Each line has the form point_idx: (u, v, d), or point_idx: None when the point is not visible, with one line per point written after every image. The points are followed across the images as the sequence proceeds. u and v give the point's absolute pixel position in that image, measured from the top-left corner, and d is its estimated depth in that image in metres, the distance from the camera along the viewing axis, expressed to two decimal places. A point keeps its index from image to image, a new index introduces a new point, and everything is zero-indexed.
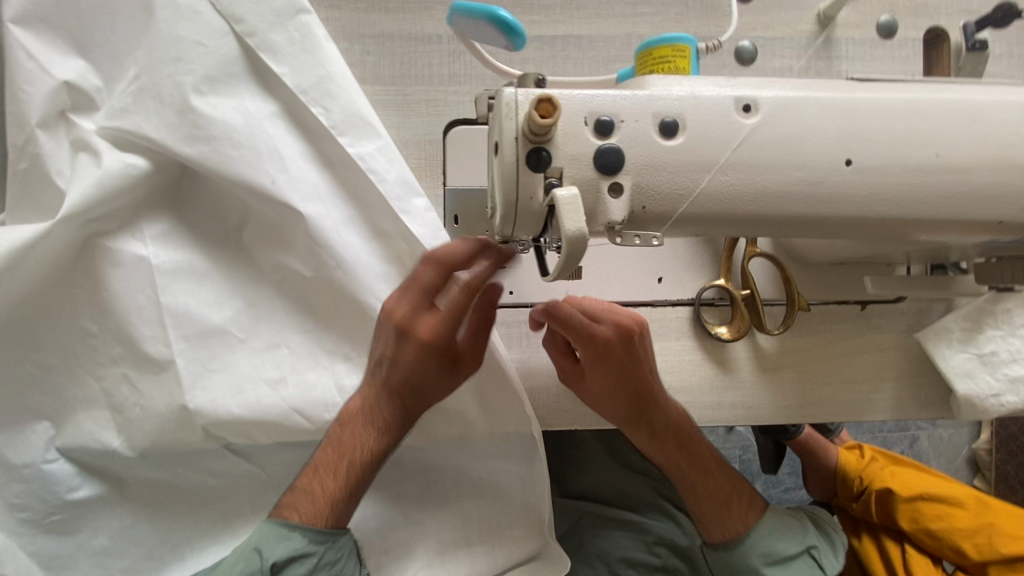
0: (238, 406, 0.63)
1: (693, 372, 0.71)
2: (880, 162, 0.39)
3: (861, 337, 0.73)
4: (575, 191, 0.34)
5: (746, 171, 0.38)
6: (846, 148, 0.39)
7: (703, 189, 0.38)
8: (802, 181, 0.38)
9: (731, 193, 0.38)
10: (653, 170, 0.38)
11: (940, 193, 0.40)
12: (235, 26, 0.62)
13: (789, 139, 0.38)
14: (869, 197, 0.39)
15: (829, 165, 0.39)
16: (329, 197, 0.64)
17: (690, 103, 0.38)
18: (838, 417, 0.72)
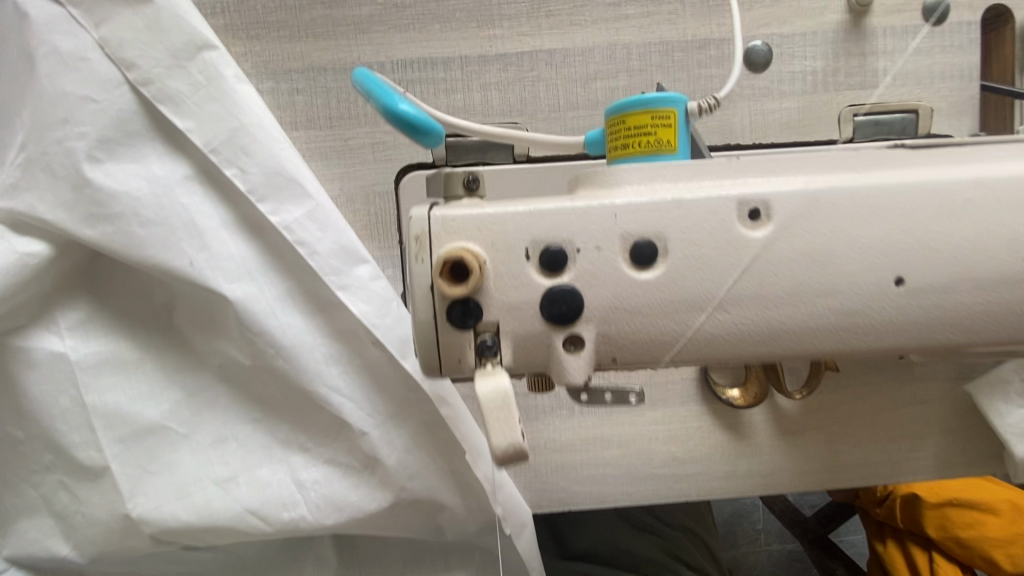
0: (186, 511, 0.56)
1: (702, 440, 0.62)
2: (939, 279, 0.28)
3: (898, 390, 0.63)
4: (506, 383, 0.26)
5: (755, 307, 0.28)
6: (884, 263, 0.28)
7: (696, 334, 0.28)
8: (831, 315, 0.28)
9: (736, 336, 0.28)
10: (621, 316, 0.27)
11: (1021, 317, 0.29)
12: (127, 72, 0.52)
13: (818, 256, 0.28)
14: (916, 326, 0.29)
15: (874, 287, 0.28)
16: (260, 271, 0.54)
17: (673, 213, 0.27)
18: (872, 481, 0.63)
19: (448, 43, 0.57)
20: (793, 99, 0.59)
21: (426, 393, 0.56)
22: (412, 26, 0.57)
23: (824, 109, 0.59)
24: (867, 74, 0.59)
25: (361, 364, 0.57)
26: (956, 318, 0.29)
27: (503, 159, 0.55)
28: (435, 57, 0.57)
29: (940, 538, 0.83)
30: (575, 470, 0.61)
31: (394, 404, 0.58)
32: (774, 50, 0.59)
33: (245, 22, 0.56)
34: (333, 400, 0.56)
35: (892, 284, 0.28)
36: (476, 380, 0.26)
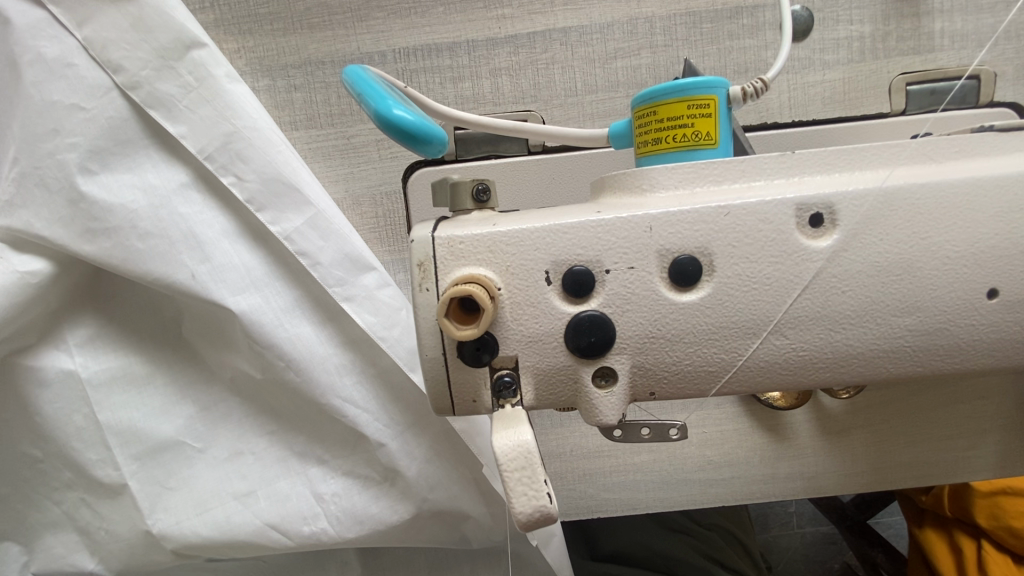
0: (206, 526, 0.55)
1: (739, 442, 0.58)
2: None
3: (955, 384, 0.58)
4: (526, 439, 0.23)
5: (819, 330, 0.24)
6: (973, 272, 0.23)
7: (751, 362, 0.24)
8: (910, 336, 0.24)
9: (794, 363, 0.24)
10: (662, 345, 0.24)
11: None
12: (114, 77, 0.49)
13: (895, 266, 0.23)
14: (1011, 345, 0.24)
15: (961, 302, 0.24)
16: (265, 281, 0.52)
17: (720, 223, 0.23)
18: (925, 481, 0.59)
19: (453, 26, 0.52)
20: (837, 69, 0.53)
21: None
22: (413, 11, 0.52)
23: (873, 79, 0.53)
24: (923, 36, 0.53)
25: (375, 374, 0.54)
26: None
27: (517, 152, 0.51)
28: (439, 42, 0.52)
29: (989, 527, 0.74)
30: (605, 477, 0.58)
31: (411, 413, 0.55)
32: (816, 15, 0.52)
33: (236, 16, 0.52)
34: (348, 412, 0.53)
35: (982, 296, 0.24)
36: (492, 434, 0.23)
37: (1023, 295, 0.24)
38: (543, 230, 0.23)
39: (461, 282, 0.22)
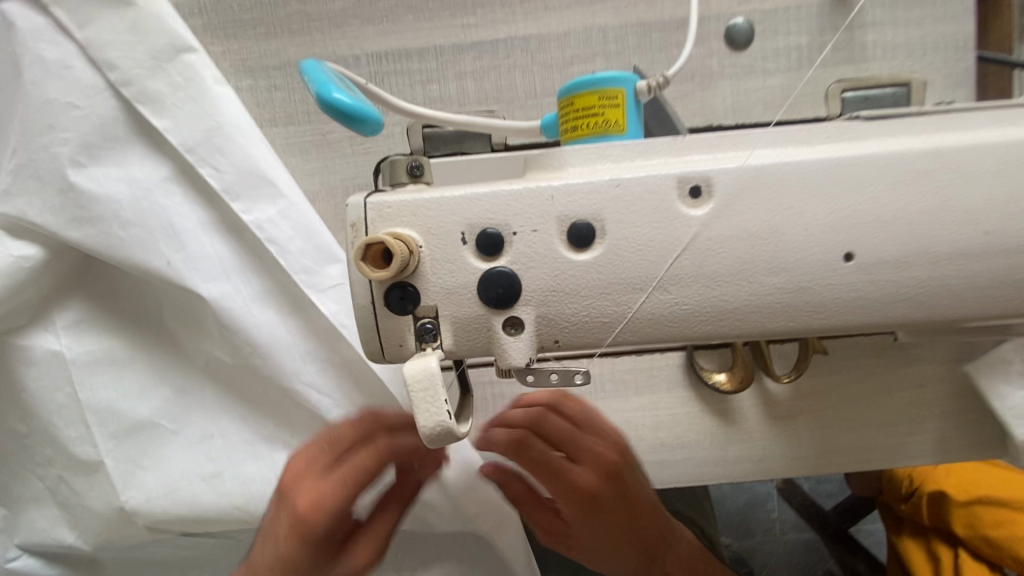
0: (175, 507, 0.56)
1: (690, 426, 0.61)
2: (889, 253, 0.27)
3: (894, 372, 0.61)
4: (431, 367, 0.25)
5: (697, 287, 0.27)
6: (828, 239, 0.27)
7: (640, 315, 0.27)
8: (776, 293, 0.27)
9: (678, 316, 0.28)
10: (562, 298, 0.27)
11: (986, 292, 0.28)
12: (107, 76, 0.53)
13: (762, 231, 0.27)
14: (867, 303, 0.28)
15: (820, 266, 0.27)
16: (237, 271, 0.55)
17: (611, 193, 0.27)
18: (868, 465, 0.62)
19: (422, 33, 0.57)
20: (777, 76, 0.58)
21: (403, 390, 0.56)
22: (385, 18, 0.57)
23: (810, 86, 0.58)
24: (855, 47, 0.57)
25: (342, 362, 0.56)
26: (911, 296, 0.28)
27: (480, 148, 0.55)
28: (409, 47, 0.57)
29: (968, 536, 0.81)
30: None
31: (375, 398, 0.57)
32: (756, 27, 0.57)
33: (222, 22, 0.57)
34: (313, 397, 0.56)
35: (838, 258, 0.27)
36: (405, 360, 0.26)
37: (873, 259, 0.27)
38: (458, 196, 0.27)
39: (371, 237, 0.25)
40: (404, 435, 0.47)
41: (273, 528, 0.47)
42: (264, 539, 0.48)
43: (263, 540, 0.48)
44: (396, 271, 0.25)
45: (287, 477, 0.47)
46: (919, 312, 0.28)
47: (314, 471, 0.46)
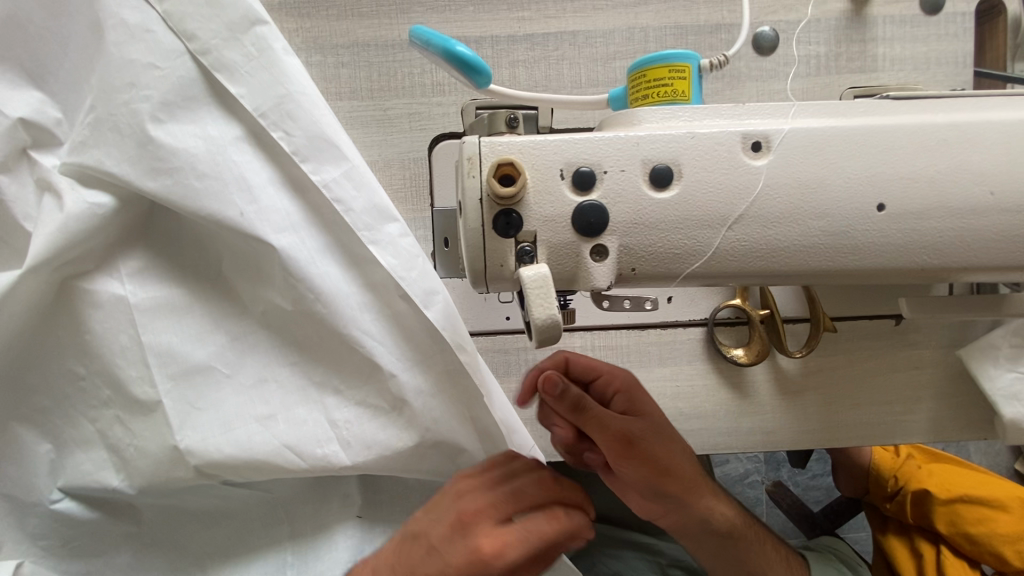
0: (229, 444, 0.62)
1: (707, 397, 0.66)
2: (910, 207, 0.34)
3: (894, 354, 0.67)
4: (544, 272, 0.32)
5: (755, 225, 0.34)
6: (860, 193, 0.34)
7: (711, 249, 0.34)
8: (818, 235, 0.34)
9: (737, 250, 0.34)
10: (643, 230, 0.33)
11: (984, 245, 0.35)
12: (188, 44, 0.58)
13: (810, 182, 0.34)
14: (890, 249, 0.35)
15: (856, 212, 0.34)
16: (303, 225, 0.62)
17: (687, 143, 0.33)
18: (868, 440, 0.67)
19: (481, 23, 0.62)
20: (798, 80, 0.64)
21: (447, 345, 0.62)
22: (448, 8, 0.62)
23: (827, 90, 0.64)
24: (868, 58, 0.64)
25: (391, 314, 0.63)
26: (928, 247, 0.35)
27: None
28: (468, 36, 0.62)
29: (950, 532, 0.97)
30: None
31: (418, 350, 0.63)
32: (780, 35, 0.64)
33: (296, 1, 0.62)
34: (366, 344, 0.62)
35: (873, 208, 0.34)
36: (519, 270, 0.32)
37: (896, 211, 0.34)
38: (561, 139, 0.33)
39: (496, 165, 0.32)
40: (575, 511, 0.58)
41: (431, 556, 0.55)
42: (400, 547, 0.57)
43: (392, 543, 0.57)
44: (516, 191, 0.32)
45: (529, 527, 0.55)
46: (934, 261, 0.35)
47: (495, 520, 0.56)
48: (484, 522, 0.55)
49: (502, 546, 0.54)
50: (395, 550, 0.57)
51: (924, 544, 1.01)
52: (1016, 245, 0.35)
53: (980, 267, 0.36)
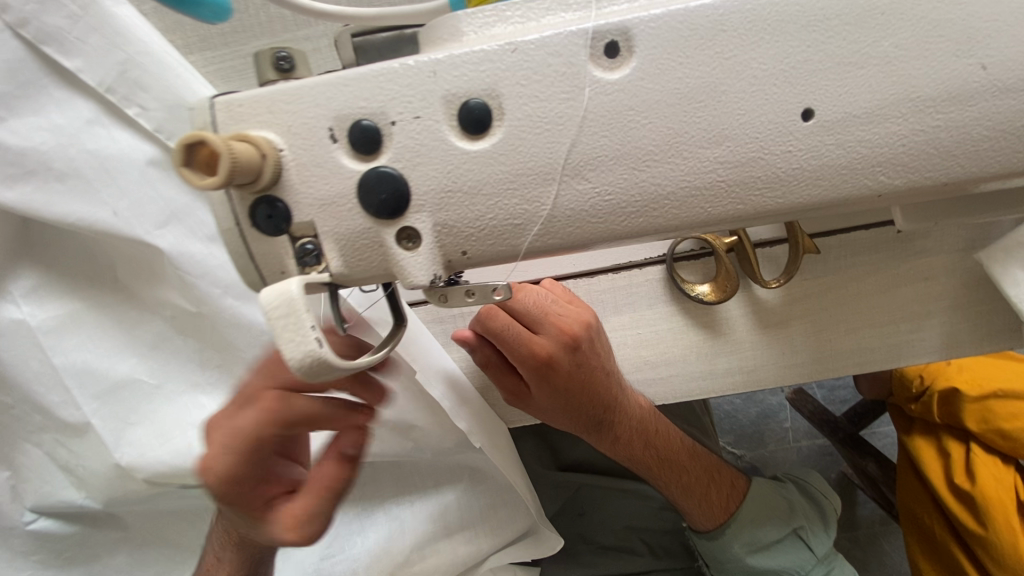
0: (170, 455, 0.59)
1: (676, 342, 0.58)
2: (841, 111, 0.25)
3: (897, 267, 0.56)
4: (287, 291, 0.25)
5: (622, 168, 0.26)
6: (770, 100, 0.25)
7: (559, 210, 0.27)
8: (715, 166, 0.26)
9: (601, 208, 0.27)
10: (461, 199, 0.26)
11: (943, 149, 0.26)
12: (0, 14, 0.46)
13: (698, 92, 0.25)
14: (814, 174, 0.26)
15: (760, 128, 0.26)
16: (181, 214, 0.55)
17: (508, 63, 0.25)
18: (865, 366, 0.58)
19: None
20: None
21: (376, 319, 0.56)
22: None
23: None
24: None
25: None
26: (864, 165, 0.26)
27: None
28: None
29: (980, 430, 0.83)
30: None
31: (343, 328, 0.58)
32: None
33: None
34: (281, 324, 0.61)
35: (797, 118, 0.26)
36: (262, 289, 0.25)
37: (825, 121, 0.26)
38: (344, 80, 0.26)
39: (189, 147, 0.23)
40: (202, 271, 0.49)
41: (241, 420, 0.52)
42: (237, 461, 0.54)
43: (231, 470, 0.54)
44: (261, 164, 0.25)
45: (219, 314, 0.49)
46: (875, 183, 0.27)
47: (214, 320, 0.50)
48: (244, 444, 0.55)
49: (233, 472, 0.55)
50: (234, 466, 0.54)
51: (950, 442, 0.88)
52: (980, 141, 0.26)
53: (942, 179, 0.27)
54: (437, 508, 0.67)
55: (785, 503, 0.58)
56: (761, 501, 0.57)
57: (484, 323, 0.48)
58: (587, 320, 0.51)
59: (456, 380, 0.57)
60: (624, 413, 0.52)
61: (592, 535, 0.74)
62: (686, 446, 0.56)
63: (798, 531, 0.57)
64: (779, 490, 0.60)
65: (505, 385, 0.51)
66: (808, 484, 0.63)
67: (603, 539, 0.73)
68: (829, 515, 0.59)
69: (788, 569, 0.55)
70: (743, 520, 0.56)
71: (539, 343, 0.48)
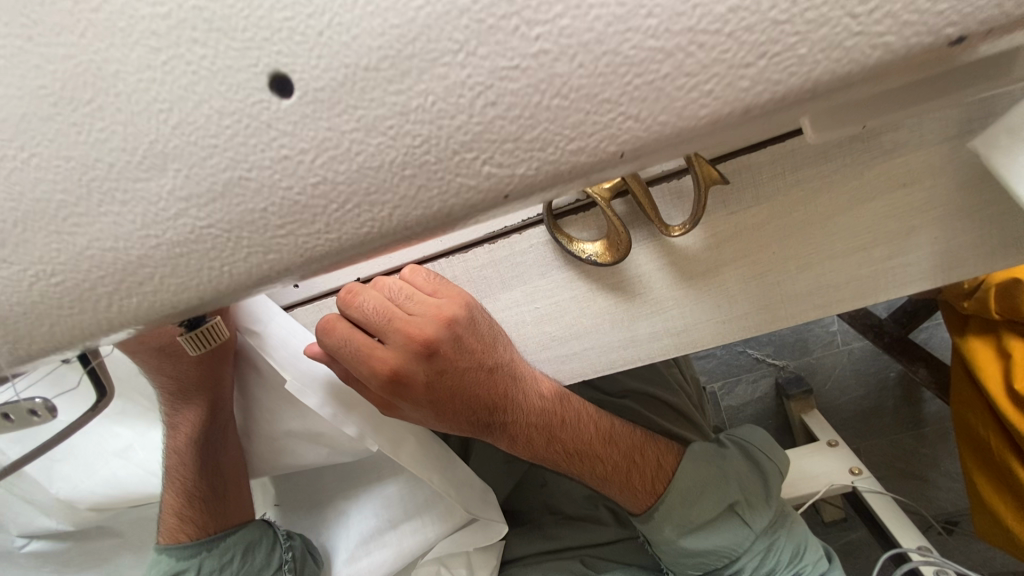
0: (98, 484, 0.60)
1: (581, 311, 0.48)
2: (332, 77, 0.16)
3: (857, 178, 0.41)
4: None
5: (45, 232, 0.18)
6: (204, 77, 0.16)
7: (73, 284, 0.19)
8: (174, 202, 0.17)
9: (125, 273, 0.18)
10: None
11: (525, 97, 0.16)
12: None
13: (92, 86, 0.16)
14: (348, 186, 0.17)
15: (246, 120, 0.17)
16: None
17: None
18: (829, 308, 0.46)
19: None
20: None
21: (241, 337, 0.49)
22: None
23: None
24: None
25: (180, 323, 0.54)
26: (439, 160, 0.17)
27: None
28: None
29: None
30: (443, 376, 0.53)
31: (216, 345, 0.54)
32: None
33: None
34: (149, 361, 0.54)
35: (264, 97, 0.16)
36: None
37: (317, 97, 0.16)
38: None
39: None
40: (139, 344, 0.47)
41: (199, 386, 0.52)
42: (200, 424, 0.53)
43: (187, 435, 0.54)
44: None
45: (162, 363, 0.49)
46: (482, 178, 0.17)
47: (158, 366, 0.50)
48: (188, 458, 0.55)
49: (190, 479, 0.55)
50: (192, 432, 0.54)
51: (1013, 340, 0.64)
52: (600, 71, 0.16)
53: (561, 148, 0.17)
54: (379, 503, 0.63)
55: (720, 476, 0.57)
56: (691, 477, 0.56)
57: (324, 342, 0.43)
58: (450, 317, 0.43)
59: (339, 386, 0.49)
60: (521, 416, 0.49)
61: (558, 506, 0.71)
62: (596, 431, 0.55)
63: (733, 506, 0.56)
64: (714, 459, 0.58)
65: (375, 396, 0.47)
66: (751, 445, 0.61)
67: (569, 510, 0.71)
68: (771, 480, 0.58)
69: (723, 547, 0.55)
70: (672, 504, 0.55)
71: (384, 359, 0.43)
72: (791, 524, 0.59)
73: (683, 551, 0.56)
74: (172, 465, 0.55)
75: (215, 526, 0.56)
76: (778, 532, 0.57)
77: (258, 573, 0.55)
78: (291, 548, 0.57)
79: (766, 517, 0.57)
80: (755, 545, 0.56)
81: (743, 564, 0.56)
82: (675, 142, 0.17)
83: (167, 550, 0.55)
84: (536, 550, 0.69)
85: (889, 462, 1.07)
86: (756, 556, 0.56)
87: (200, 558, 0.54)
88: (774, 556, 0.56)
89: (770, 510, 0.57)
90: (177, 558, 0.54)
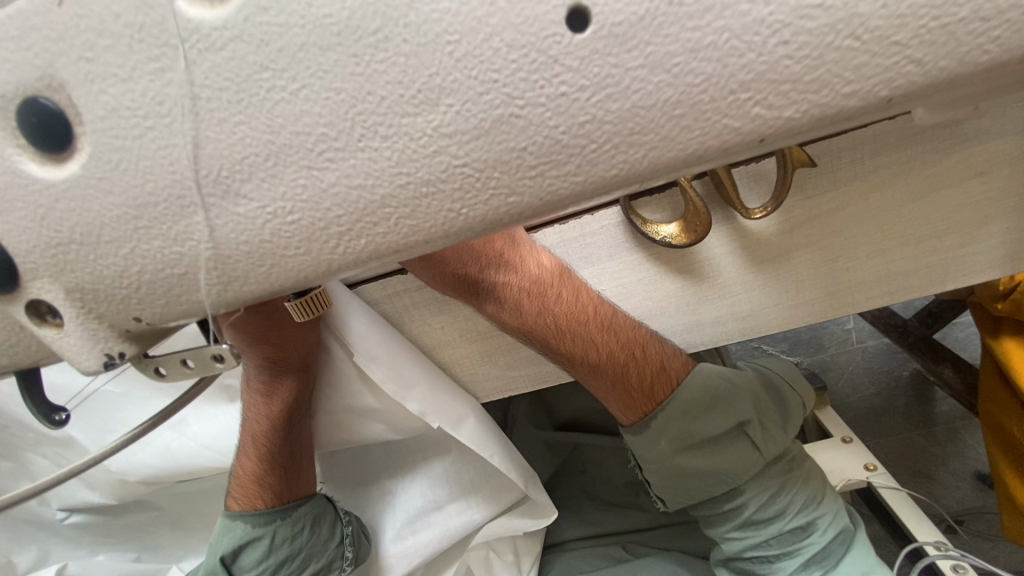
0: (150, 456, 0.60)
1: (645, 295, 0.48)
2: (633, 11, 0.16)
3: (944, 161, 0.41)
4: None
5: (297, 166, 0.19)
6: (501, 9, 0.17)
7: (273, 237, 0.20)
8: (438, 138, 0.18)
9: (335, 230, 0.20)
10: (71, 259, 0.21)
11: (819, 37, 0.16)
12: None
13: (381, 17, 0.17)
14: (614, 125, 0.18)
15: (523, 56, 0.17)
16: None
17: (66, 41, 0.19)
18: (904, 293, 0.46)
19: None
20: None
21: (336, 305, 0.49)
22: None
23: None
24: None
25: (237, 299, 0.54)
26: (713, 99, 0.17)
27: None
28: None
29: None
30: (506, 355, 0.52)
31: None
32: None
33: None
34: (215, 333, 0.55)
35: (558, 31, 0.17)
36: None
37: (612, 32, 0.16)
38: None
39: None
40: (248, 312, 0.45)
41: (290, 356, 0.51)
42: (290, 394, 0.52)
43: (275, 404, 0.52)
44: None
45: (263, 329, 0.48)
46: (747, 120, 0.18)
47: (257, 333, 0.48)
48: (268, 428, 0.53)
49: (268, 446, 0.54)
50: (279, 404, 0.52)
51: None
52: (899, 13, 0.16)
53: (835, 91, 0.17)
54: (427, 483, 0.63)
55: (729, 393, 0.51)
56: (700, 390, 0.49)
57: None
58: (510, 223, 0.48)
59: (403, 362, 0.50)
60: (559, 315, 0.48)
61: (598, 492, 0.72)
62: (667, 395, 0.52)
63: (741, 426, 0.50)
64: (724, 373, 0.52)
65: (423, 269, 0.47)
66: (774, 377, 0.55)
67: (609, 496, 0.72)
68: (787, 411, 0.52)
69: (724, 467, 0.49)
70: (670, 415, 0.50)
71: None
72: (808, 469, 0.53)
73: (678, 469, 0.50)
74: (253, 432, 0.54)
75: (288, 494, 0.55)
76: (790, 474, 0.51)
77: (324, 546, 0.55)
78: (352, 523, 0.58)
79: (778, 444, 0.51)
80: (765, 482, 0.50)
81: (745, 500, 0.50)
82: (914, 98, 0.18)
83: (242, 516, 0.54)
84: (582, 533, 0.70)
85: (900, 460, 1.01)
86: (762, 492, 0.50)
87: (275, 525, 0.54)
88: (785, 496, 0.50)
89: (783, 438, 0.51)
90: (253, 524, 0.53)
